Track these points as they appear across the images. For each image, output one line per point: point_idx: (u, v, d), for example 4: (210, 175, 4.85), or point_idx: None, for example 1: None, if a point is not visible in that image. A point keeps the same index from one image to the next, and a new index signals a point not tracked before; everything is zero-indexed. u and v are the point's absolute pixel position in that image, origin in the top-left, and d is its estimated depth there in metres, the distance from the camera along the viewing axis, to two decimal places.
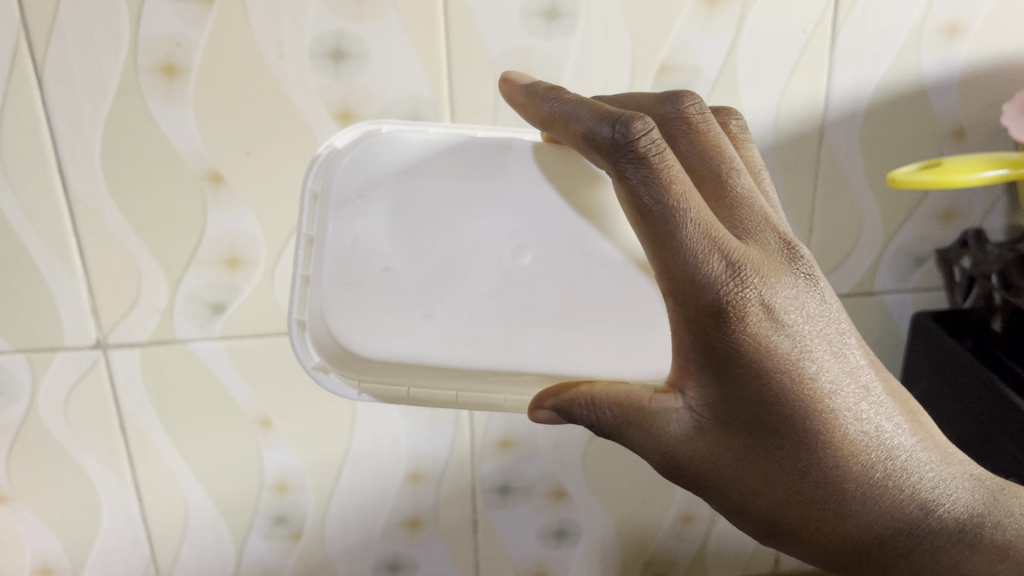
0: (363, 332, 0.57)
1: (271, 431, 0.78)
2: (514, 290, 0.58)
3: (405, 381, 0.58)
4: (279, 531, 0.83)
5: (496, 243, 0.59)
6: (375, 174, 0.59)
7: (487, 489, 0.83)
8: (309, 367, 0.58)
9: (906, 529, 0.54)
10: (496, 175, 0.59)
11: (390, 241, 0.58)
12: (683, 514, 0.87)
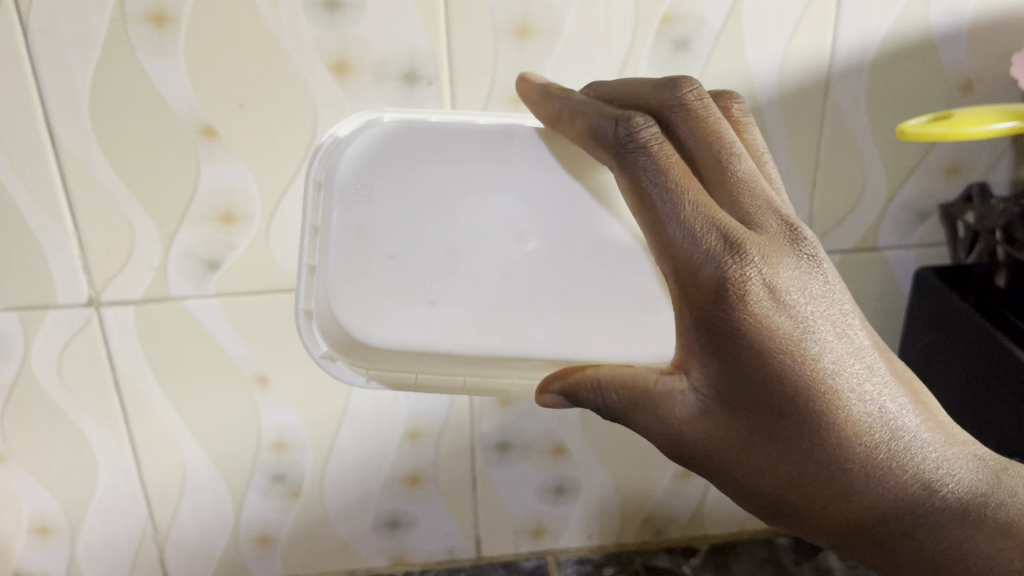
0: (371, 321, 0.64)
1: (268, 389, 0.77)
2: (519, 275, 0.64)
3: (412, 368, 0.63)
4: (277, 489, 0.82)
5: (499, 231, 0.64)
6: (378, 165, 0.63)
7: (487, 447, 0.82)
8: (317, 355, 0.62)
9: (910, 509, 0.52)
10: (494, 161, 0.64)
11: (398, 230, 0.64)
12: (682, 471, 0.87)
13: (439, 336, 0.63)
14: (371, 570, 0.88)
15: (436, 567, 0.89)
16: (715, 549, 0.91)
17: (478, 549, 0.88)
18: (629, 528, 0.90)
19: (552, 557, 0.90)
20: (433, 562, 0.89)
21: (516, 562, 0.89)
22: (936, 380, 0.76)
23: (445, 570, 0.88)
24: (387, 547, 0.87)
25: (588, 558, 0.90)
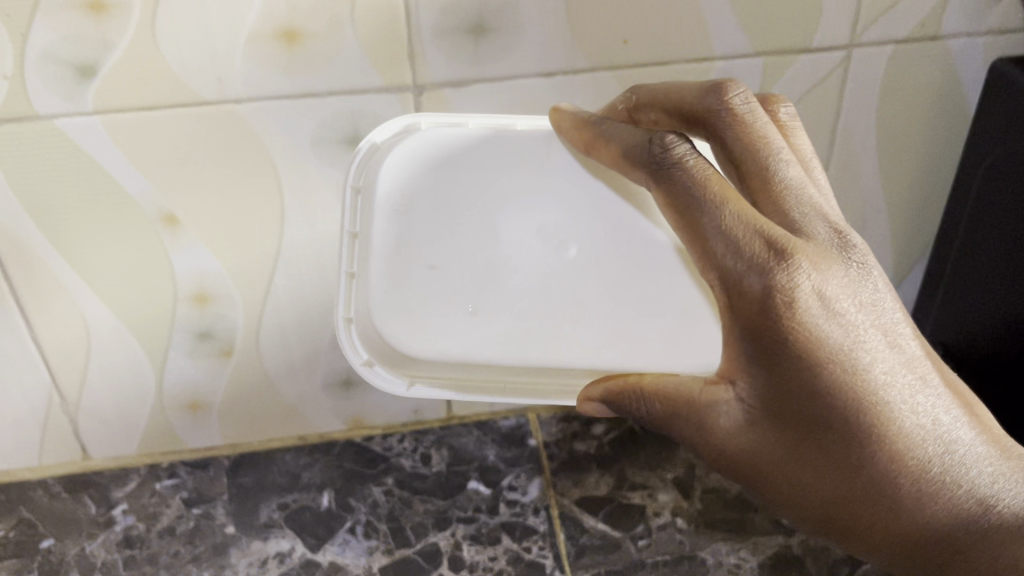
0: (411, 330, 0.56)
1: (178, 229, 0.62)
2: (564, 285, 0.55)
3: (453, 376, 0.56)
4: (205, 348, 0.68)
5: (542, 238, 0.55)
6: (412, 166, 0.54)
7: None
8: (359, 364, 0.55)
9: (975, 533, 0.44)
10: (537, 167, 0.54)
11: (434, 238, 0.55)
12: None
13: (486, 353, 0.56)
14: (324, 437, 0.75)
15: (400, 431, 0.76)
16: None
17: (448, 409, 0.75)
18: None
19: (533, 416, 0.77)
20: (396, 425, 0.76)
21: (493, 423, 0.76)
22: (1002, 207, 0.62)
23: (412, 434, 0.75)
24: (341, 409, 0.74)
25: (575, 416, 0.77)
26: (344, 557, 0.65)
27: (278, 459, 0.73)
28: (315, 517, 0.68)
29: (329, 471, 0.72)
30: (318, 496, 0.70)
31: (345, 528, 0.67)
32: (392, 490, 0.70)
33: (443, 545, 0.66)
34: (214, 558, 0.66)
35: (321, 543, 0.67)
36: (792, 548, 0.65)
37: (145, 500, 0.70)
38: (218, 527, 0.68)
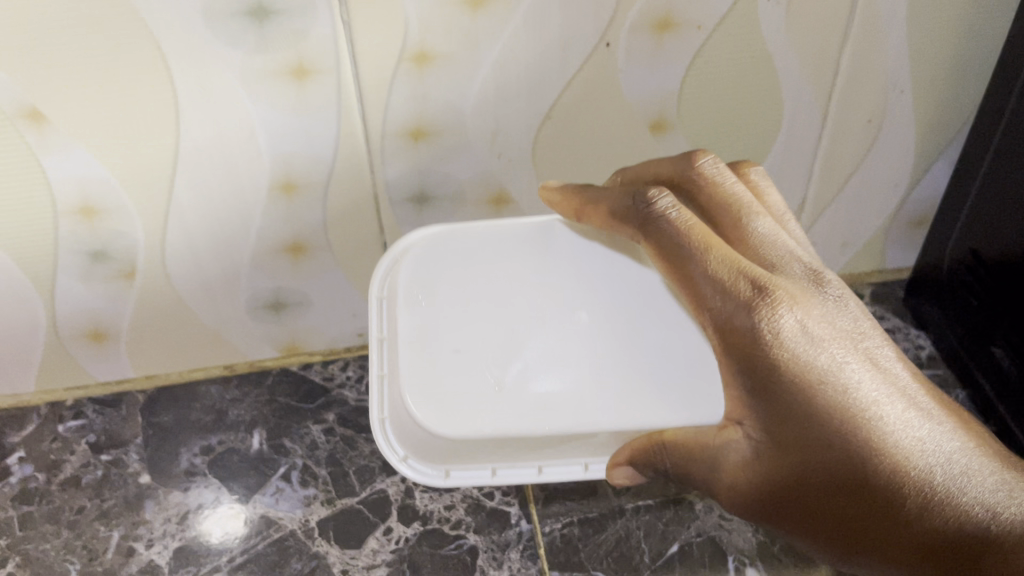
0: (439, 410, 0.46)
1: (45, 127, 0.49)
2: (594, 353, 0.48)
3: (488, 460, 0.47)
4: (101, 271, 0.57)
5: (563, 311, 0.49)
6: (426, 266, 0.50)
7: (397, 200, 0.57)
8: (396, 460, 0.47)
9: (990, 549, 0.38)
10: (553, 254, 0.50)
11: (452, 321, 0.49)
12: None
13: (515, 421, 0.46)
14: (255, 366, 0.65)
15: (344, 356, 0.66)
16: None
17: None
18: None
19: None
20: (338, 350, 0.66)
21: None
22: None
23: (357, 360, 0.66)
24: (272, 334, 0.63)
25: None
26: (277, 510, 0.57)
27: (201, 393, 0.64)
28: (244, 464, 0.59)
29: (260, 407, 0.63)
30: (248, 437, 0.61)
31: (280, 474, 0.58)
32: (333, 429, 0.61)
33: (392, 493, 0.57)
34: (126, 513, 0.57)
35: (250, 494, 0.58)
36: None
37: (46, 446, 0.61)
38: (131, 477, 0.59)
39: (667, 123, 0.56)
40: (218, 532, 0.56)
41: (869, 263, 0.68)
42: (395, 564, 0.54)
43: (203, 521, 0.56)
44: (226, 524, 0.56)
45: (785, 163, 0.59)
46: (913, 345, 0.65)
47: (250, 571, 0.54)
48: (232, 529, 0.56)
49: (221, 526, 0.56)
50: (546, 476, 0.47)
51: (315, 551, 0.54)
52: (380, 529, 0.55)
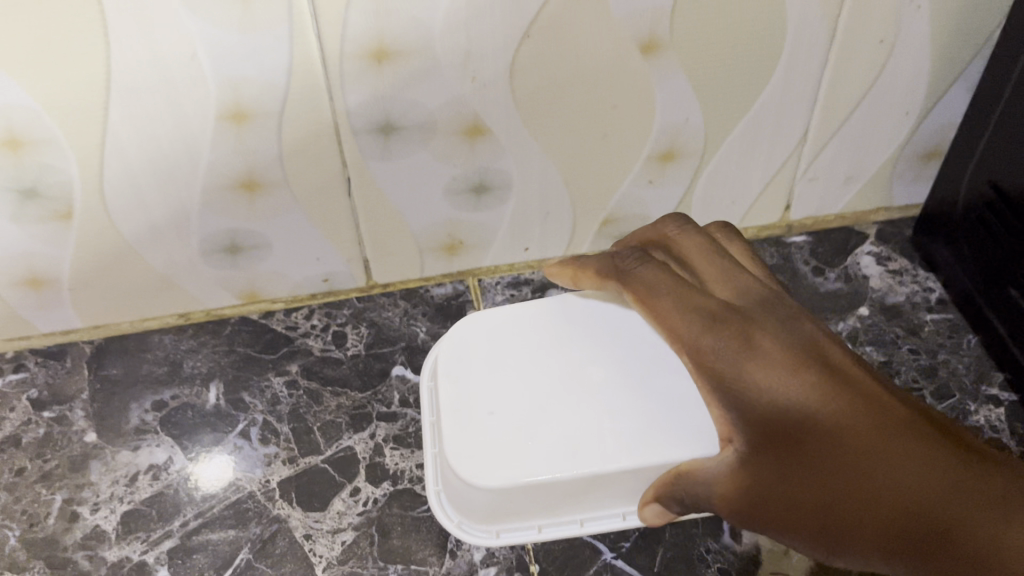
0: (474, 460, 0.43)
1: None
2: (634, 392, 0.45)
3: (535, 519, 0.45)
4: (34, 211, 0.51)
5: (604, 357, 0.46)
6: (466, 330, 0.48)
7: (360, 130, 0.51)
8: (451, 528, 0.47)
9: (948, 506, 0.37)
10: (598, 312, 0.48)
11: (489, 376, 0.46)
12: (662, 150, 0.56)
13: (541, 467, 0.43)
14: (212, 314, 0.60)
15: (308, 304, 0.61)
16: None
17: (367, 276, 0.60)
18: (583, 234, 0.61)
19: (474, 282, 0.63)
20: (302, 298, 0.61)
21: (423, 290, 0.62)
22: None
23: (323, 306, 0.61)
24: (229, 280, 0.58)
25: (526, 280, 0.62)
26: (234, 470, 0.52)
27: (154, 343, 0.59)
28: (199, 420, 0.55)
29: (217, 358, 0.58)
30: (204, 391, 0.56)
31: (238, 432, 0.54)
32: (296, 381, 0.56)
33: (360, 451, 0.53)
34: (70, 475, 0.52)
35: (205, 453, 0.53)
36: None
37: None
38: (76, 436, 0.54)
39: (658, 43, 0.50)
40: (209, 480, 0.52)
41: (876, 200, 0.63)
42: (363, 527, 0.49)
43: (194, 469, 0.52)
44: (218, 470, 0.52)
45: (788, 90, 0.54)
46: (922, 287, 0.61)
47: (206, 537, 0.49)
48: (225, 476, 0.52)
49: (213, 474, 0.52)
50: (588, 529, 0.45)
51: (276, 515, 0.50)
52: (347, 490, 0.51)
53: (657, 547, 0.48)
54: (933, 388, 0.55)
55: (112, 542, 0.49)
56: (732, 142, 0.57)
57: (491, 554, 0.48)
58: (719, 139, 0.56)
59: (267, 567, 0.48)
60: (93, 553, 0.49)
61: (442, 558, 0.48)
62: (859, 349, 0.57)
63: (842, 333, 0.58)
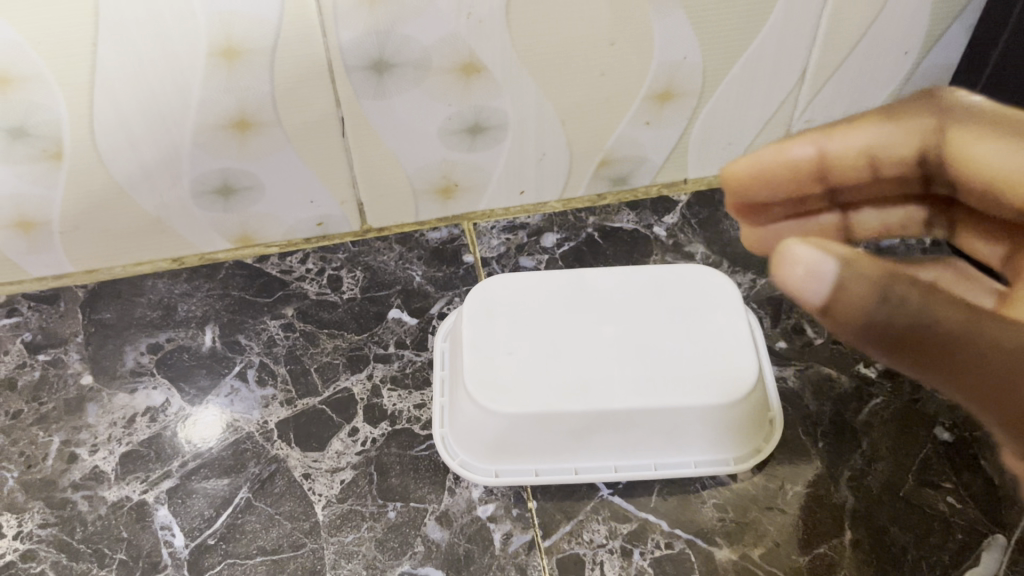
0: (490, 390, 0.46)
1: None
2: (637, 349, 0.47)
3: (534, 461, 0.47)
4: (21, 151, 0.50)
5: (610, 320, 0.49)
6: (495, 287, 0.51)
7: (353, 68, 0.50)
8: (453, 465, 0.48)
9: None
10: (612, 282, 0.51)
11: (509, 327, 0.49)
12: (658, 90, 0.56)
13: (554, 400, 0.45)
14: (206, 258, 0.60)
15: (302, 248, 0.60)
16: (696, 202, 0.63)
17: (362, 220, 0.60)
18: (579, 177, 0.61)
19: (470, 226, 0.62)
20: (297, 241, 0.60)
21: (418, 235, 0.61)
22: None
23: (317, 250, 0.60)
24: (222, 223, 0.58)
25: (522, 224, 0.62)
26: (232, 412, 0.52)
27: (147, 288, 0.59)
28: (195, 362, 0.55)
29: (212, 302, 0.58)
30: (199, 334, 0.56)
31: (234, 373, 0.54)
32: (292, 324, 0.56)
33: (357, 392, 0.53)
34: (66, 418, 0.52)
35: (202, 395, 0.53)
36: (785, 382, 0.53)
37: None
38: (71, 378, 0.54)
39: None
40: (204, 435, 0.51)
41: None
42: (361, 466, 0.50)
43: (188, 422, 0.52)
44: (213, 424, 0.52)
45: (788, 27, 0.53)
46: None
47: (204, 477, 0.49)
48: (221, 430, 0.51)
49: (208, 428, 0.52)
50: (582, 476, 0.47)
51: (274, 455, 0.50)
52: (345, 430, 0.51)
53: (654, 485, 0.49)
54: None
55: (111, 483, 0.49)
56: (731, 82, 0.56)
57: (488, 492, 0.49)
58: (716, 79, 0.56)
59: (266, 505, 0.48)
60: (92, 493, 0.49)
61: (440, 495, 0.48)
62: None
63: None
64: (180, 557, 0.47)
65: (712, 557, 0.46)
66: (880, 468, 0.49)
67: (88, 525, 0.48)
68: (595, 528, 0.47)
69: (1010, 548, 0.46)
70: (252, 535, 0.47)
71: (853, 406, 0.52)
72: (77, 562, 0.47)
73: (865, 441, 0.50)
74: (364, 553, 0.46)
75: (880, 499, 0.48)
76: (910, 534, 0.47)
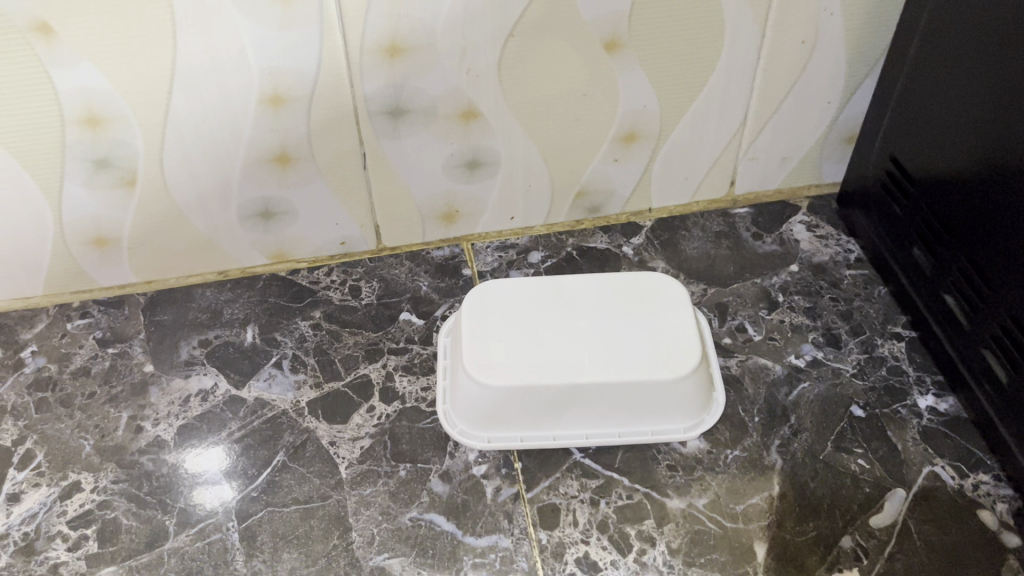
0: (484, 369, 0.57)
1: (52, 40, 0.54)
2: (603, 336, 0.58)
3: (519, 430, 0.58)
4: (103, 179, 0.62)
5: (581, 316, 0.60)
6: (488, 290, 0.62)
7: (374, 112, 0.62)
8: (454, 434, 0.59)
9: None
10: (583, 286, 0.62)
11: (499, 321, 0.59)
12: (625, 132, 0.68)
13: (535, 378, 0.56)
14: (247, 271, 0.71)
15: (328, 264, 0.72)
16: (659, 227, 0.74)
17: (377, 240, 0.71)
18: (560, 205, 0.72)
19: (468, 246, 0.73)
20: (323, 258, 0.71)
21: (424, 253, 0.72)
22: (964, 21, 0.55)
23: (340, 265, 0.72)
24: (261, 242, 0.69)
25: (512, 244, 0.73)
26: (270, 393, 0.63)
27: (197, 295, 0.70)
28: (238, 354, 0.65)
29: (252, 306, 0.69)
30: (242, 331, 0.67)
31: (272, 363, 0.65)
32: (320, 324, 0.67)
33: (374, 377, 0.64)
34: (133, 398, 0.63)
35: (245, 380, 0.64)
36: (729, 370, 0.63)
37: (56, 341, 0.67)
38: (135, 366, 0.65)
39: (620, 42, 0.61)
40: (204, 471, 0.59)
41: (809, 177, 0.74)
42: (378, 435, 0.60)
43: (193, 457, 0.59)
44: (213, 462, 0.59)
45: (728, 81, 0.66)
46: (843, 249, 0.72)
47: (248, 444, 0.60)
48: (220, 468, 0.59)
49: (208, 465, 0.59)
50: (559, 442, 0.58)
51: (306, 427, 0.61)
52: (364, 407, 0.62)
53: (618, 451, 0.59)
54: (848, 328, 0.66)
55: (172, 448, 0.60)
56: (685, 127, 0.68)
57: (482, 455, 0.59)
58: (671, 124, 0.68)
59: (299, 466, 0.59)
60: (156, 456, 0.59)
61: (442, 458, 0.59)
62: (790, 297, 0.68)
63: (776, 285, 0.69)
64: (229, 506, 0.57)
65: (664, 505, 0.56)
66: (804, 437, 0.60)
67: (153, 481, 0.58)
68: (569, 483, 0.57)
69: (909, 499, 0.56)
70: (288, 489, 0.58)
71: (784, 388, 0.62)
72: (145, 509, 0.57)
73: (793, 416, 0.61)
74: (380, 503, 0.57)
75: (802, 461, 0.58)
76: (827, 487, 0.57)
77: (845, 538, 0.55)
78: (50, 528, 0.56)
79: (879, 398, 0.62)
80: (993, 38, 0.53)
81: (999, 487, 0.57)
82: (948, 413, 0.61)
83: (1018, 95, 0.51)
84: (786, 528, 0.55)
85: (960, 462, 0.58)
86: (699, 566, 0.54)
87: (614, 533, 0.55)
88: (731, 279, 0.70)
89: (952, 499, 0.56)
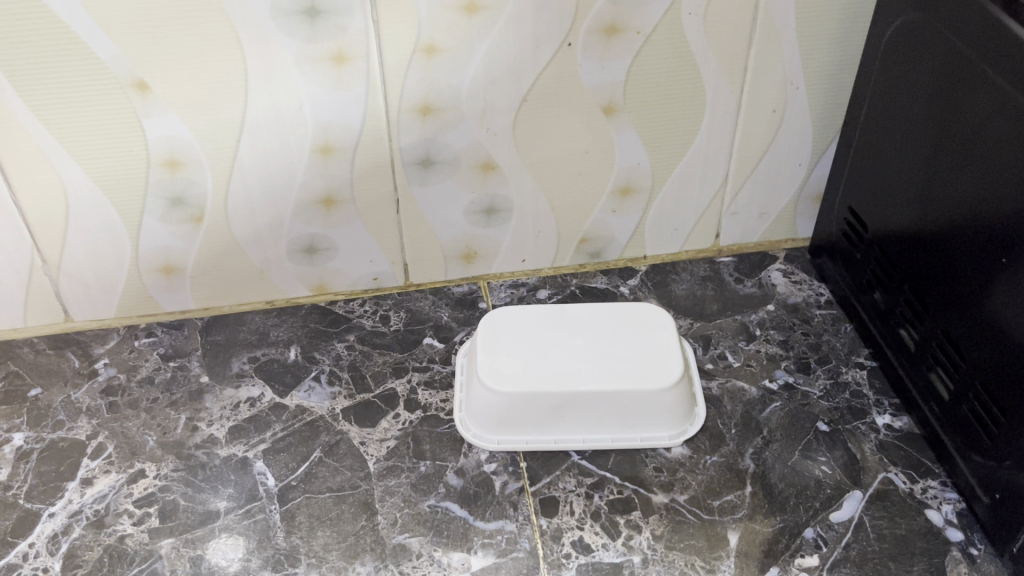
0: (495, 376, 0.66)
1: (148, 95, 0.66)
2: (598, 353, 0.68)
3: (524, 433, 0.67)
4: (176, 214, 0.73)
5: (580, 336, 0.69)
6: (502, 314, 0.71)
7: (408, 163, 0.73)
8: (468, 436, 0.68)
9: None
10: (584, 314, 0.72)
11: (511, 339, 0.69)
12: (621, 186, 0.78)
13: (538, 385, 0.65)
14: (291, 301, 0.81)
15: (362, 297, 0.82)
16: (653, 271, 0.84)
17: (405, 277, 0.82)
18: (565, 250, 0.83)
19: (484, 284, 0.83)
20: (357, 291, 0.82)
21: (446, 289, 0.83)
22: (900, 91, 0.66)
23: (372, 298, 0.82)
24: (306, 275, 0.80)
25: (523, 283, 0.83)
26: (309, 401, 0.72)
27: (247, 320, 0.80)
28: (282, 368, 0.75)
29: (295, 330, 0.79)
30: (286, 350, 0.77)
31: (311, 376, 0.74)
32: (353, 345, 0.77)
33: (400, 390, 0.73)
34: (190, 402, 0.72)
35: (288, 389, 0.73)
36: (709, 390, 0.72)
37: (125, 355, 0.77)
38: (193, 377, 0.74)
39: (617, 106, 0.73)
40: (247, 470, 0.67)
41: (786, 230, 0.85)
42: (402, 437, 0.69)
43: (240, 465, 0.67)
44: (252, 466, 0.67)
45: (709, 143, 0.76)
46: (815, 292, 0.81)
47: (289, 441, 0.69)
48: (258, 468, 0.67)
49: (249, 467, 0.67)
50: (558, 444, 0.67)
51: (340, 429, 0.70)
52: (390, 414, 0.71)
53: (610, 454, 0.68)
54: (816, 357, 0.75)
55: (223, 444, 0.69)
56: (674, 182, 0.79)
57: (492, 456, 0.68)
58: (662, 180, 0.78)
59: (334, 461, 0.68)
60: (210, 450, 0.69)
61: (457, 456, 0.68)
62: (766, 331, 0.78)
63: (754, 321, 0.79)
64: (272, 491, 0.66)
65: (650, 499, 0.65)
66: (774, 447, 0.68)
67: (207, 470, 0.67)
68: (567, 480, 0.66)
69: (865, 498, 0.64)
70: (323, 479, 0.66)
71: (759, 406, 0.71)
72: (199, 492, 0.66)
73: (765, 429, 0.69)
74: (402, 491, 0.65)
75: (772, 466, 0.67)
76: (793, 487, 0.65)
77: (808, 529, 0.63)
78: (118, 506, 0.65)
79: (842, 416, 0.70)
80: (924, 108, 0.63)
81: (945, 490, 0.65)
82: (902, 429, 0.69)
83: (942, 158, 0.62)
84: (756, 520, 0.63)
85: (912, 469, 0.66)
86: (679, 550, 0.62)
87: (606, 521, 0.63)
88: (715, 315, 0.79)
89: (904, 499, 0.64)
